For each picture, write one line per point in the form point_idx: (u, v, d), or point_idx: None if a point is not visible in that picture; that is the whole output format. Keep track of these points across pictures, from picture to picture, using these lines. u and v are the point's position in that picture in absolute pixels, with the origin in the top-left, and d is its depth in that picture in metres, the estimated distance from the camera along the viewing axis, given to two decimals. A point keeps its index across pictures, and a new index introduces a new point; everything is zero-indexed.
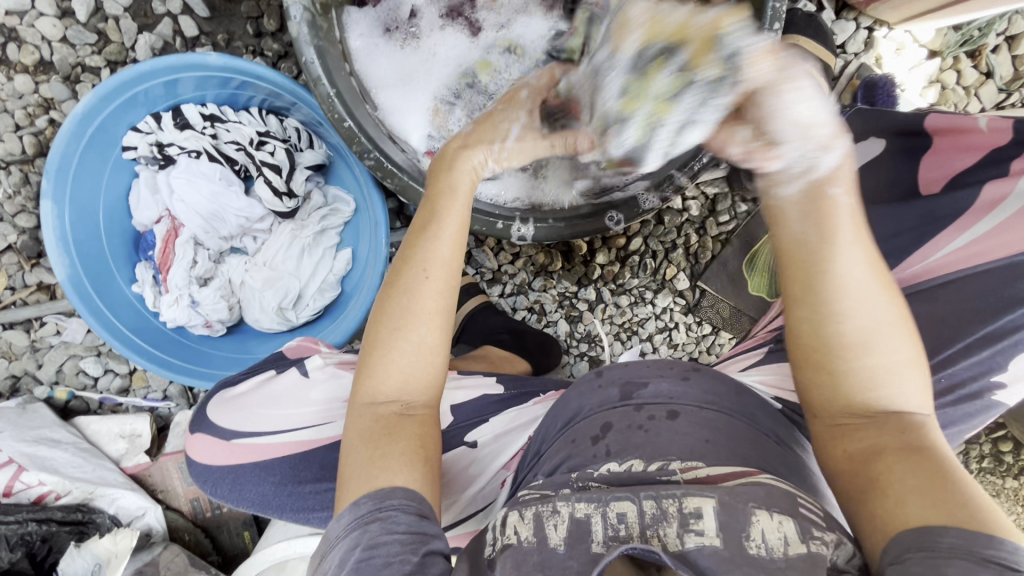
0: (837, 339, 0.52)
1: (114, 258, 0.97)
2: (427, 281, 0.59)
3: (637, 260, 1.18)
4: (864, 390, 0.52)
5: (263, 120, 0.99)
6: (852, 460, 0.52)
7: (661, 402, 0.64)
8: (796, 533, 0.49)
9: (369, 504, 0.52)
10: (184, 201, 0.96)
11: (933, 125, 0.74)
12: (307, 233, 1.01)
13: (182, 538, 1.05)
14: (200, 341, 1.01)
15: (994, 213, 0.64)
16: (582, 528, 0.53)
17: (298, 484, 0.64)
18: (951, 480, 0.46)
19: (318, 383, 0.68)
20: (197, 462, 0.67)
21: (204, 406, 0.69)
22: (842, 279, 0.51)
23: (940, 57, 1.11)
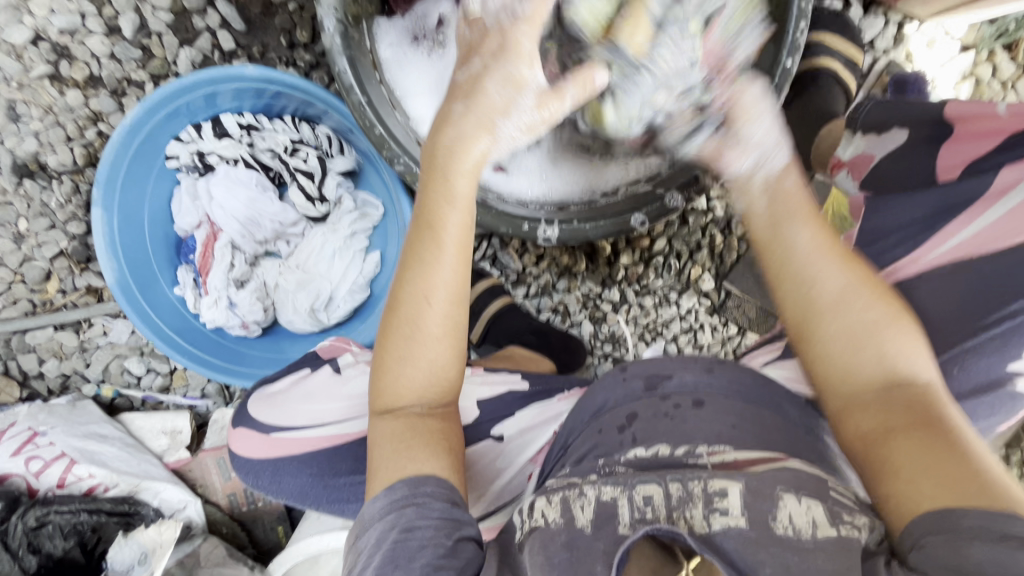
0: (810, 305, 0.59)
1: (158, 262, 1.02)
2: (426, 303, 0.60)
3: (661, 261, 1.18)
4: (855, 356, 0.57)
5: (297, 128, 1.02)
6: (863, 441, 0.55)
7: (686, 393, 0.69)
8: (827, 517, 0.53)
9: (402, 491, 0.57)
10: (222, 207, 1.00)
11: (954, 114, 0.71)
12: (338, 237, 1.05)
13: (220, 531, 1.09)
14: (236, 341, 1.05)
15: (1002, 202, 0.63)
16: (608, 510, 0.56)
17: (334, 476, 0.67)
18: (958, 450, 0.50)
19: (351, 379, 0.71)
20: (238, 456, 0.70)
21: (246, 402, 0.72)
22: (803, 256, 0.60)
23: (975, 50, 1.09)
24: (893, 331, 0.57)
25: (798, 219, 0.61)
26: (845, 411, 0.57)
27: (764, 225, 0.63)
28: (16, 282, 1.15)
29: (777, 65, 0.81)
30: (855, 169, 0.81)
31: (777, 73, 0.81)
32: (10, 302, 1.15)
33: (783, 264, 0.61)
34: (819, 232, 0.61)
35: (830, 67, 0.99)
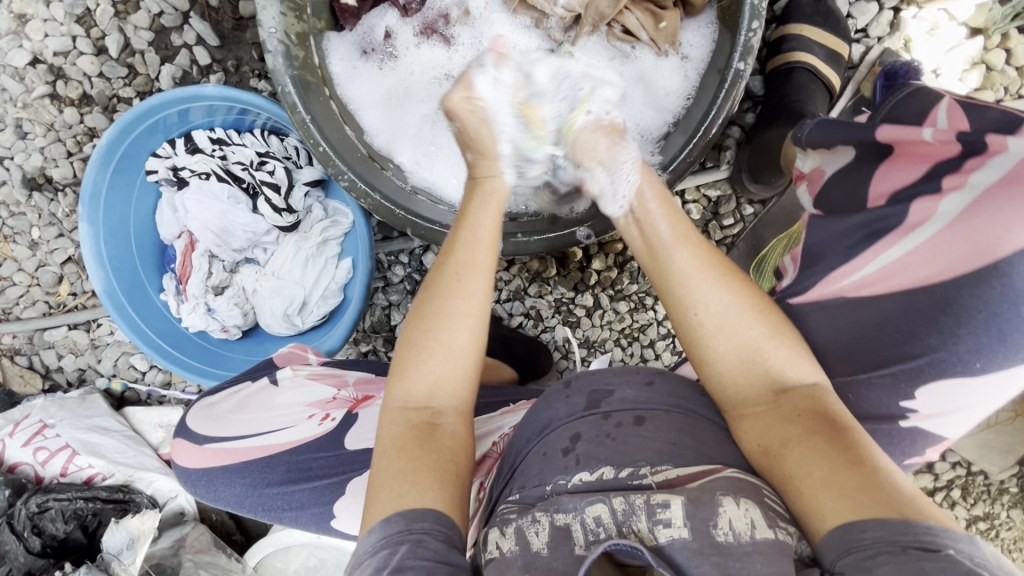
0: (695, 330, 0.62)
1: (145, 271, 1.09)
2: (461, 284, 0.64)
3: (636, 266, 1.16)
4: (744, 367, 0.61)
5: (265, 141, 1.07)
6: (765, 453, 0.57)
7: (627, 410, 0.63)
8: (763, 519, 0.50)
9: (398, 522, 0.52)
10: (198, 219, 1.05)
11: (886, 138, 0.63)
12: (309, 244, 1.07)
13: (209, 518, 1.16)
14: (219, 344, 1.12)
15: (913, 236, 0.59)
16: (563, 534, 0.52)
17: (265, 486, 0.70)
18: (864, 459, 0.52)
19: (284, 390, 0.78)
20: (179, 468, 0.75)
21: (185, 415, 0.78)
22: (684, 279, 0.63)
23: (985, 35, 0.98)
24: (775, 344, 0.61)
25: (674, 243, 0.65)
26: (748, 428, 0.59)
27: (650, 257, 0.67)
28: (33, 286, 1.24)
29: (728, 68, 0.77)
30: (811, 184, 0.74)
31: (727, 76, 0.76)
32: (28, 304, 1.25)
33: (662, 287, 0.66)
34: (697, 251, 0.64)
35: (805, 61, 0.94)
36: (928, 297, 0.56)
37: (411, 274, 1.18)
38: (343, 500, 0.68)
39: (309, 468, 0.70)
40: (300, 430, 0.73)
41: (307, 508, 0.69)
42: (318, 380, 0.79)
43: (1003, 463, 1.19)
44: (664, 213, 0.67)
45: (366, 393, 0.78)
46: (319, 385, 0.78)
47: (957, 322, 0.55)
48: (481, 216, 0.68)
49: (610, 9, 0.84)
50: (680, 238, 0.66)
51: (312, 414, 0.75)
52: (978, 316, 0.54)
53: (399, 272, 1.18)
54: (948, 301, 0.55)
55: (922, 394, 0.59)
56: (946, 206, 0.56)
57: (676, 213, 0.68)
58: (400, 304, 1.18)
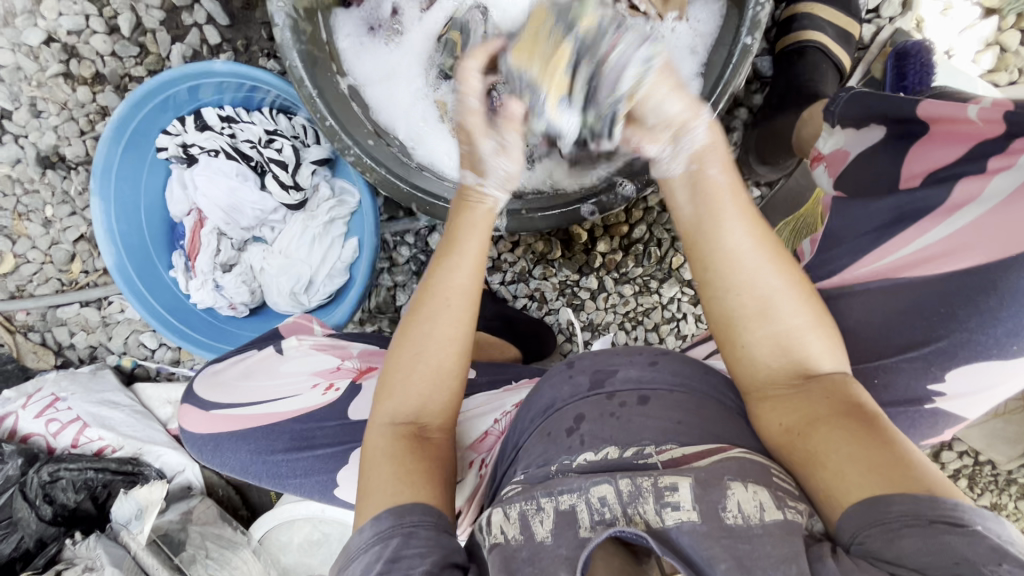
0: (738, 312, 0.58)
1: (154, 247, 1.11)
2: (449, 307, 0.62)
3: (641, 248, 1.16)
4: (782, 352, 0.57)
5: (274, 120, 1.08)
6: (788, 434, 0.54)
7: (632, 389, 0.63)
8: (772, 501, 0.48)
9: (389, 518, 0.52)
10: (207, 196, 1.06)
11: (926, 115, 0.62)
12: (316, 223, 1.09)
13: (216, 493, 1.18)
14: (226, 320, 1.13)
15: (954, 218, 0.58)
16: (568, 519, 0.50)
17: (270, 453, 0.69)
18: (895, 445, 0.49)
19: (290, 358, 0.77)
20: (186, 434, 0.74)
21: (192, 382, 0.78)
22: (732, 254, 0.58)
23: (999, 15, 0.97)
24: (815, 332, 0.57)
25: (728, 217, 0.59)
26: (766, 408, 0.57)
27: (694, 218, 0.61)
28: (46, 263, 1.26)
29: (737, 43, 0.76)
30: (832, 166, 0.73)
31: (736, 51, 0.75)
32: (41, 281, 1.27)
33: (706, 260, 0.60)
34: (752, 225, 0.59)
35: (816, 40, 0.93)
36: (965, 279, 0.56)
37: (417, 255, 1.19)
38: (346, 468, 0.67)
39: (313, 437, 0.70)
40: (305, 398, 0.72)
41: (311, 478, 0.68)
42: (323, 350, 0.78)
43: (1011, 453, 1.17)
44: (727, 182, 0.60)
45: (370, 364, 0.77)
46: (323, 355, 0.77)
47: (1003, 303, 0.54)
48: (462, 237, 0.65)
49: None
50: (737, 212, 0.59)
51: (317, 383, 0.74)
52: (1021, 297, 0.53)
53: (404, 253, 1.18)
54: (992, 282, 0.54)
55: (953, 376, 0.57)
56: (996, 184, 0.55)
57: (737, 182, 0.61)
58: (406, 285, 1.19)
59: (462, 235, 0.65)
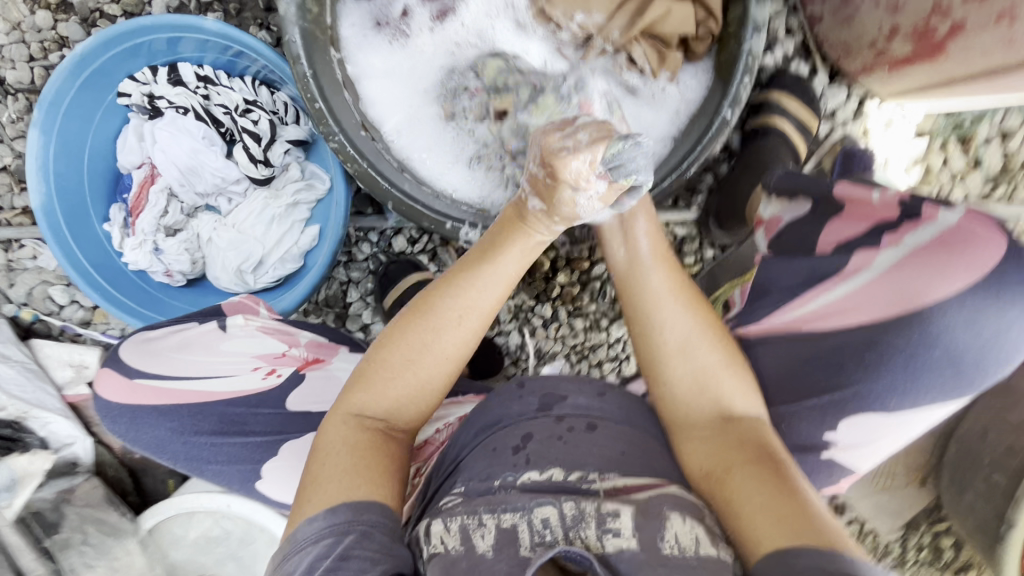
0: (660, 350, 0.63)
1: (92, 196, 1.02)
2: (456, 326, 0.62)
3: (597, 285, 1.20)
4: (695, 393, 0.62)
5: (254, 90, 1.02)
6: (707, 477, 0.57)
7: (581, 416, 0.64)
8: (707, 537, 0.51)
9: (344, 513, 0.53)
10: (165, 152, 1.00)
11: (841, 195, 0.68)
12: (279, 203, 1.05)
13: (106, 474, 1.08)
14: (159, 288, 1.06)
15: (848, 281, 0.63)
16: (508, 537, 0.51)
17: (195, 434, 0.64)
18: (797, 489, 0.53)
19: (233, 337, 0.70)
20: (99, 399, 0.65)
21: (118, 343, 0.69)
22: (655, 297, 0.64)
23: (929, 138, 1.12)
24: (727, 374, 0.63)
25: (653, 261, 0.66)
26: (685, 448, 0.61)
27: (627, 268, 0.67)
28: None
29: (716, 114, 0.83)
30: (769, 230, 0.75)
31: (715, 121, 0.83)
32: None
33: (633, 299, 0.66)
34: (670, 275, 0.66)
35: (780, 126, 1.03)
36: (856, 336, 0.61)
37: (377, 254, 1.17)
38: (274, 460, 0.64)
39: (246, 424, 0.65)
40: (243, 382, 0.67)
41: (235, 466, 0.64)
42: (269, 332, 0.73)
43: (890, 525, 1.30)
44: (648, 230, 0.67)
45: (316, 355, 0.74)
46: (272, 340, 0.72)
47: (881, 360, 0.59)
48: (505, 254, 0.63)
49: (619, 36, 0.89)
50: (659, 258, 0.67)
51: (258, 366, 0.70)
52: (898, 357, 0.58)
53: (365, 249, 1.16)
54: (876, 340, 0.59)
55: (844, 424, 0.62)
56: (885, 257, 0.61)
57: (658, 232, 0.68)
58: (360, 282, 1.17)
59: (513, 249, 0.63)
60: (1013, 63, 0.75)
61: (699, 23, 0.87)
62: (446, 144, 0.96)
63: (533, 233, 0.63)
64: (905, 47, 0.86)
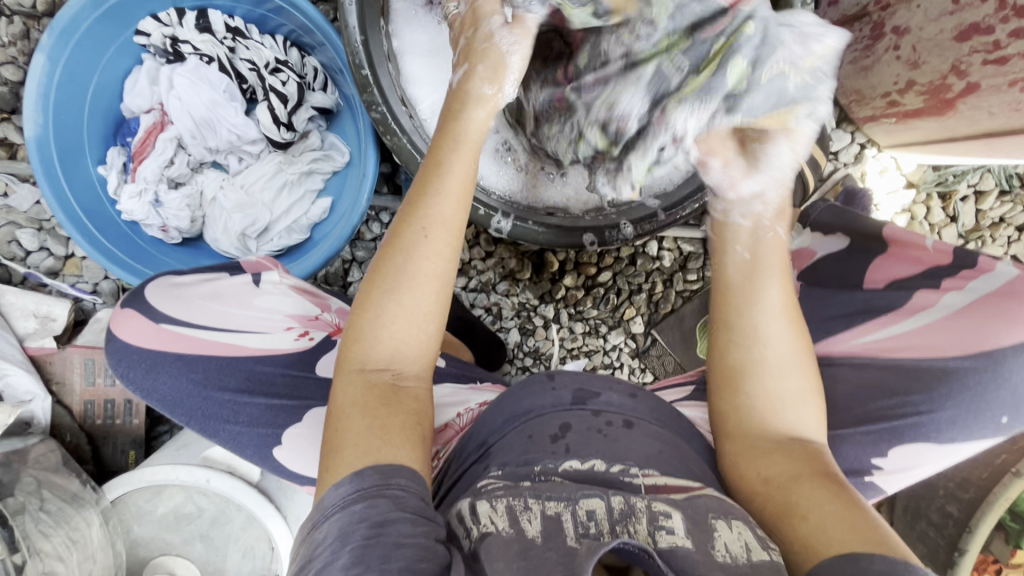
0: (753, 363, 0.64)
1: (90, 135, 0.95)
2: (427, 238, 0.58)
3: (601, 292, 1.21)
4: (772, 410, 0.63)
5: (285, 50, 0.98)
6: (767, 484, 0.59)
7: (617, 412, 0.66)
8: (757, 541, 0.52)
9: (370, 477, 0.50)
10: (181, 100, 0.94)
11: (888, 236, 0.78)
12: (293, 169, 1.00)
13: (62, 438, 1.00)
14: (150, 243, 0.99)
15: (918, 317, 0.69)
16: (554, 526, 0.50)
17: (218, 389, 0.66)
18: (864, 510, 0.54)
19: (266, 293, 0.73)
20: (117, 341, 0.66)
21: (141, 286, 0.69)
22: (767, 312, 0.64)
23: (915, 190, 1.21)
24: (809, 403, 0.63)
25: (772, 277, 0.65)
26: (742, 459, 0.62)
27: (737, 279, 0.66)
28: None
29: None
30: (798, 259, 0.87)
31: None
32: None
33: (736, 311, 0.65)
34: (786, 290, 0.65)
35: (795, 159, 1.09)
36: (924, 368, 0.65)
37: (386, 236, 1.13)
38: (297, 427, 0.66)
39: (271, 384, 0.68)
40: (272, 340, 0.70)
41: (253, 429, 0.66)
42: (302, 294, 0.75)
43: None
44: (774, 247, 0.67)
45: (346, 324, 0.76)
46: (304, 302, 0.75)
47: (947, 393, 0.63)
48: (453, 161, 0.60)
49: None
50: (780, 280, 0.66)
51: (290, 326, 0.72)
52: (966, 393, 0.62)
53: (374, 229, 1.13)
54: (947, 372, 0.63)
55: (893, 454, 0.65)
56: (947, 300, 0.68)
57: (785, 254, 0.67)
58: (364, 262, 1.14)
59: (456, 155, 0.61)
60: (1015, 126, 0.85)
61: None
62: None
63: (484, 90, 0.63)
64: (918, 99, 0.93)
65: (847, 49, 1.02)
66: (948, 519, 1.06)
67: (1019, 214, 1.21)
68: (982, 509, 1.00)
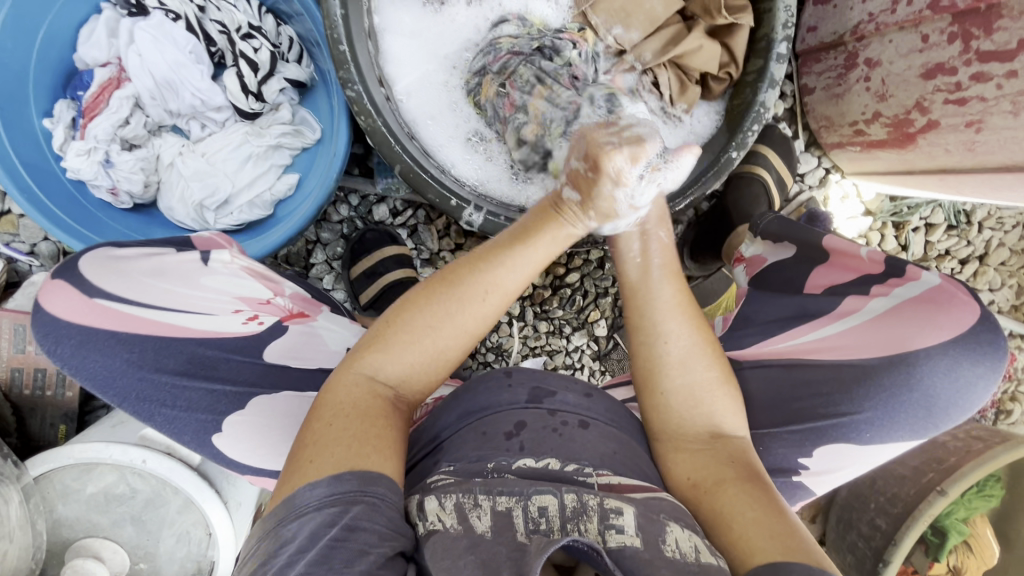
0: (662, 360, 0.65)
1: (36, 84, 0.89)
2: (482, 299, 0.60)
3: (567, 293, 1.22)
4: (691, 406, 0.65)
5: (259, 16, 0.94)
6: (695, 487, 0.60)
7: (572, 413, 0.66)
8: (706, 546, 0.51)
9: (351, 481, 0.50)
10: (141, 57, 0.89)
11: (829, 245, 0.78)
12: (260, 142, 0.95)
13: None
14: (96, 205, 0.93)
15: (843, 322, 0.71)
16: (505, 521, 0.51)
17: (155, 370, 0.62)
18: (785, 513, 0.56)
19: (215, 273, 0.69)
20: (44, 314, 0.61)
21: (76, 258, 0.64)
22: (660, 310, 0.66)
23: (873, 218, 1.25)
24: (718, 392, 0.66)
25: (664, 276, 0.67)
26: (677, 461, 0.64)
27: (636, 281, 0.67)
28: None
29: (723, 153, 0.88)
30: (749, 267, 0.88)
31: (721, 159, 0.87)
32: None
33: (639, 312, 0.67)
34: (679, 291, 0.67)
35: (763, 177, 1.11)
36: (850, 368, 0.67)
37: (353, 219, 1.10)
38: (239, 414, 0.64)
39: (215, 368, 0.65)
40: (218, 322, 0.67)
41: (192, 414, 0.63)
42: (253, 275, 0.73)
43: None
44: (663, 246, 0.68)
45: (300, 309, 0.77)
46: (257, 285, 0.73)
47: (866, 394, 0.65)
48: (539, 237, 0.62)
49: (651, 59, 0.91)
50: (669, 275, 0.67)
51: (239, 309, 0.70)
52: (882, 394, 0.65)
53: (342, 211, 1.09)
54: (868, 372, 0.66)
55: (819, 453, 0.67)
56: (872, 306, 0.70)
57: (671, 246, 0.69)
58: (328, 244, 1.10)
59: (546, 239, 0.62)
60: (964, 164, 0.88)
61: (721, 65, 0.92)
62: (457, 122, 0.92)
63: (566, 227, 0.62)
64: (882, 131, 0.97)
65: (821, 77, 1.06)
66: (876, 531, 1.12)
67: (964, 248, 1.28)
68: (907, 523, 1.06)
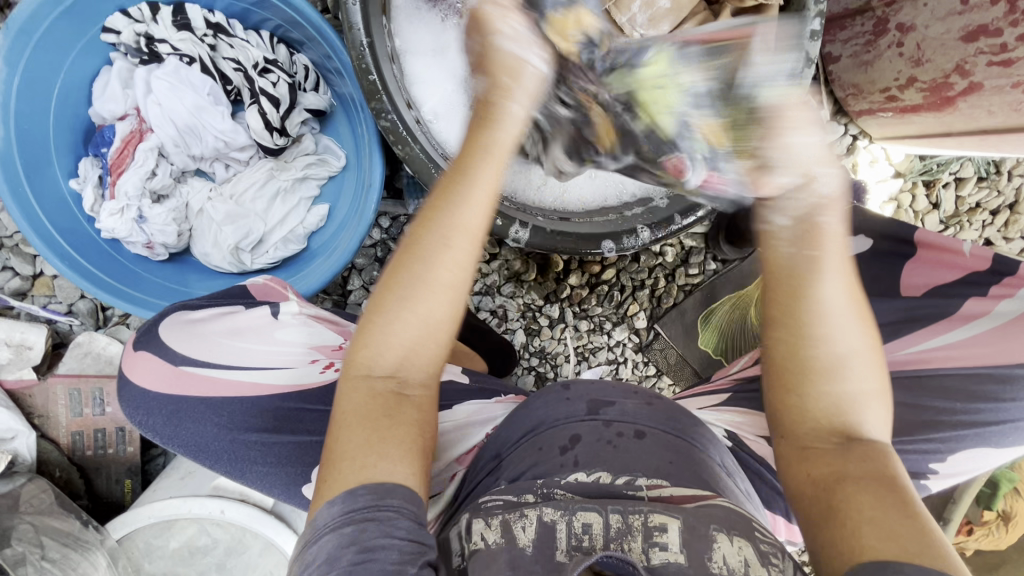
0: (831, 361, 0.50)
1: (57, 145, 0.87)
2: (445, 247, 0.51)
3: (605, 289, 1.21)
4: (838, 412, 0.51)
5: (273, 48, 0.92)
6: (816, 484, 0.50)
7: (628, 422, 0.59)
8: (756, 556, 0.46)
9: (364, 495, 0.46)
10: (160, 105, 0.87)
11: (922, 241, 0.87)
12: (287, 176, 0.94)
13: (51, 474, 0.93)
14: (133, 261, 0.92)
15: (967, 326, 0.78)
16: (548, 533, 0.47)
17: (243, 430, 0.65)
18: (919, 516, 0.44)
19: (286, 325, 0.71)
20: (134, 386, 0.66)
21: (156, 323, 0.69)
22: (830, 311, 0.50)
23: (903, 178, 1.24)
24: (877, 404, 0.51)
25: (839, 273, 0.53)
26: (800, 460, 0.52)
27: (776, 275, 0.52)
28: None
29: None
30: None
31: None
32: None
33: (795, 306, 0.51)
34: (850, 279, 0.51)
35: None
36: (978, 376, 0.73)
37: (387, 242, 1.09)
38: None
39: (298, 420, 0.67)
40: (296, 376, 0.69)
41: (283, 468, 0.66)
42: (321, 322, 0.74)
43: None
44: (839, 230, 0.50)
45: None
46: (326, 329, 0.73)
47: (1002, 399, 0.71)
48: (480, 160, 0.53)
49: None
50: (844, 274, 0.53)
51: (314, 358, 0.70)
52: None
53: (375, 235, 1.08)
54: (1012, 376, 0.71)
55: (952, 458, 0.71)
56: (997, 308, 0.78)
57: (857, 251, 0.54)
58: (364, 270, 1.09)
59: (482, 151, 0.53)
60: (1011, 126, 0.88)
61: None
62: None
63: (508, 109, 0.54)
64: (918, 96, 0.95)
65: (847, 44, 1.02)
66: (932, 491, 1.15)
67: (994, 199, 1.26)
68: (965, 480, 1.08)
